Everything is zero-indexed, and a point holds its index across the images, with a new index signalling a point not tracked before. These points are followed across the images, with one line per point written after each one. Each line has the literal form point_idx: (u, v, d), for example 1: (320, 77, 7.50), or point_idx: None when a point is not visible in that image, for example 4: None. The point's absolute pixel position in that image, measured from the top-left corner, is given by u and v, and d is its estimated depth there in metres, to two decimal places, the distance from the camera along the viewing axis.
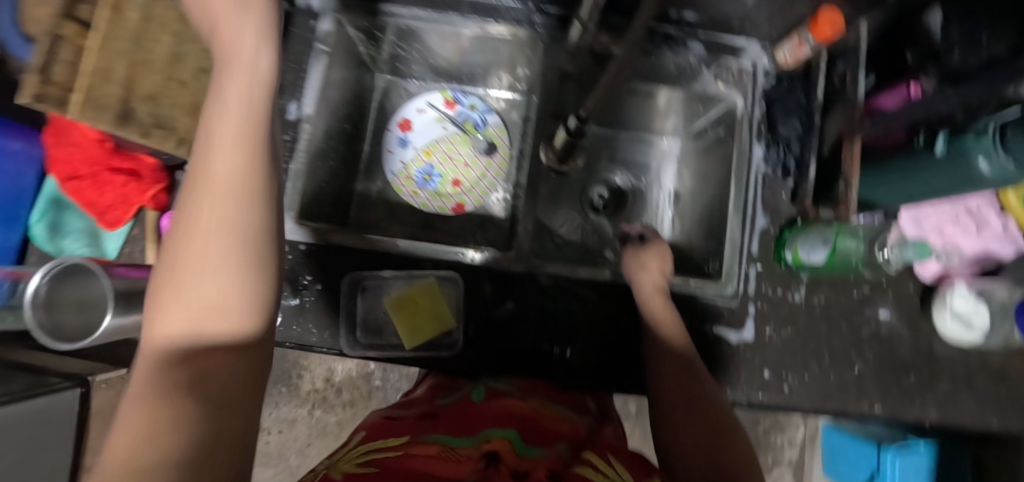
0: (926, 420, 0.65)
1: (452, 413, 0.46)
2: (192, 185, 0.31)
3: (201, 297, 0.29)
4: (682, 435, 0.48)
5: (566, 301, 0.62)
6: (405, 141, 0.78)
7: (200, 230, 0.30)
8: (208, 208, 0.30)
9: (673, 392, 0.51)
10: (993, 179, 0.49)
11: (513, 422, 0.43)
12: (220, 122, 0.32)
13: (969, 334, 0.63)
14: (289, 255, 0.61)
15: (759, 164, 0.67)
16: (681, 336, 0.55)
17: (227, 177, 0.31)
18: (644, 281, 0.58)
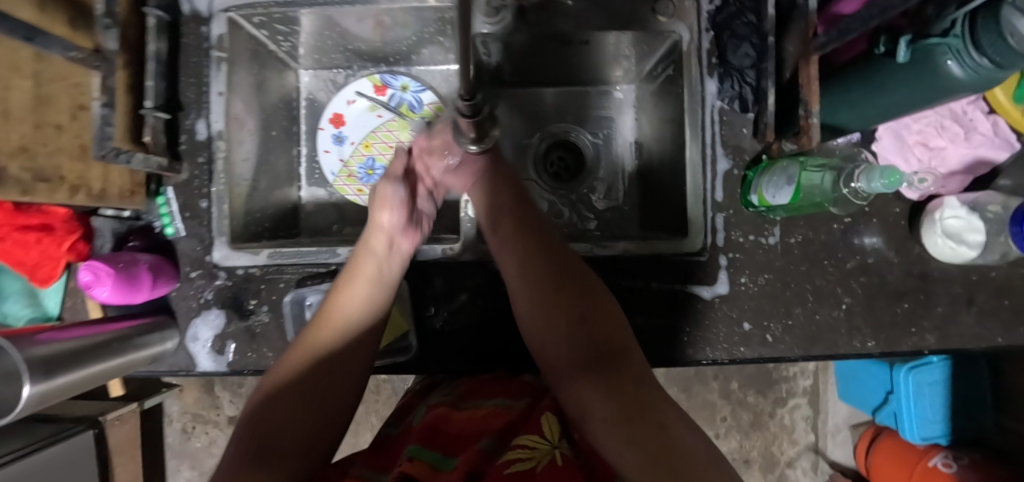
0: (922, 346, 0.62)
1: (394, 448, 0.47)
2: (333, 314, 0.49)
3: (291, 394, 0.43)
4: (557, 341, 0.47)
5: None
6: (340, 138, 0.74)
7: (322, 347, 0.47)
8: (338, 331, 0.48)
9: (540, 303, 0.49)
10: (975, 84, 0.40)
11: (450, 440, 0.44)
12: (357, 277, 0.52)
13: (963, 251, 0.57)
14: (229, 283, 0.58)
15: (714, 100, 0.61)
16: (534, 237, 0.52)
17: (355, 321, 0.49)
18: (490, 213, 0.56)
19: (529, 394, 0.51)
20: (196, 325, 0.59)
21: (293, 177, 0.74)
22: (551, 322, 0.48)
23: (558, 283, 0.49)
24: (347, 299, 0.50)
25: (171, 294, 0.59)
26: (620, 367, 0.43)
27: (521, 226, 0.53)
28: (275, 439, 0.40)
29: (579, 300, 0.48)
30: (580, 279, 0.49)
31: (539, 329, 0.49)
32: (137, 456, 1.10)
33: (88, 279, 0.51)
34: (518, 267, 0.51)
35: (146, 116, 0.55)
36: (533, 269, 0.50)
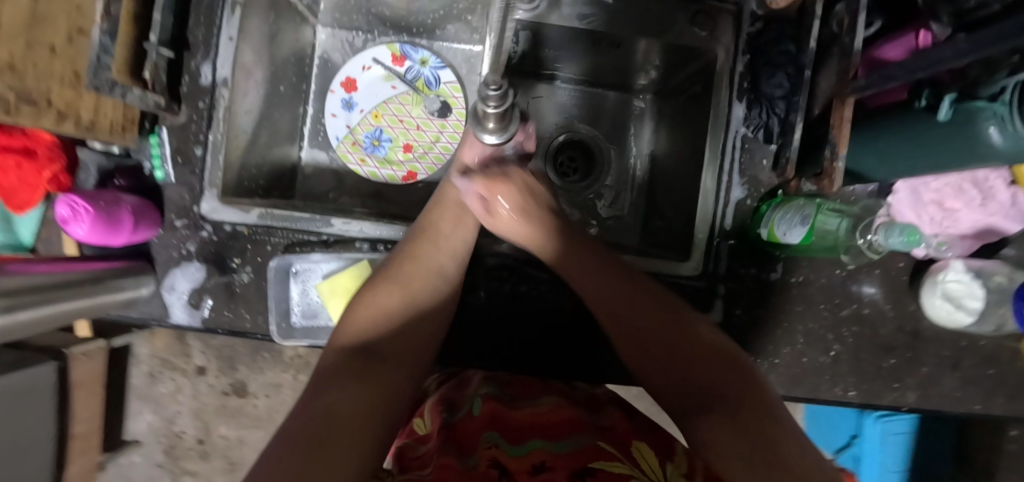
0: (899, 401, 0.62)
1: (461, 433, 0.48)
2: (424, 239, 0.52)
3: (392, 315, 0.47)
4: (666, 386, 0.45)
5: (513, 281, 0.58)
6: (350, 103, 0.71)
7: (410, 274, 0.50)
8: (428, 258, 0.51)
9: (636, 337, 0.48)
10: (1011, 155, 0.39)
11: (529, 430, 0.47)
12: (450, 208, 0.55)
13: (957, 316, 0.58)
14: (214, 237, 0.56)
15: (737, 126, 0.59)
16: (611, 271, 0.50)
17: (443, 251, 0.52)
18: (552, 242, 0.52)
19: (589, 412, 0.51)
20: (174, 276, 0.57)
21: (296, 136, 0.71)
22: (655, 364, 0.47)
23: (647, 327, 0.47)
24: (438, 230, 0.53)
25: (152, 240, 0.56)
26: (732, 405, 0.39)
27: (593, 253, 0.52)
28: (379, 359, 0.44)
29: (672, 342, 0.46)
30: (672, 321, 0.47)
31: (638, 360, 0.48)
32: (99, 394, 1.08)
33: (66, 214, 0.48)
34: (599, 289, 0.50)
35: (148, 51, 0.52)
36: (623, 305, 0.49)
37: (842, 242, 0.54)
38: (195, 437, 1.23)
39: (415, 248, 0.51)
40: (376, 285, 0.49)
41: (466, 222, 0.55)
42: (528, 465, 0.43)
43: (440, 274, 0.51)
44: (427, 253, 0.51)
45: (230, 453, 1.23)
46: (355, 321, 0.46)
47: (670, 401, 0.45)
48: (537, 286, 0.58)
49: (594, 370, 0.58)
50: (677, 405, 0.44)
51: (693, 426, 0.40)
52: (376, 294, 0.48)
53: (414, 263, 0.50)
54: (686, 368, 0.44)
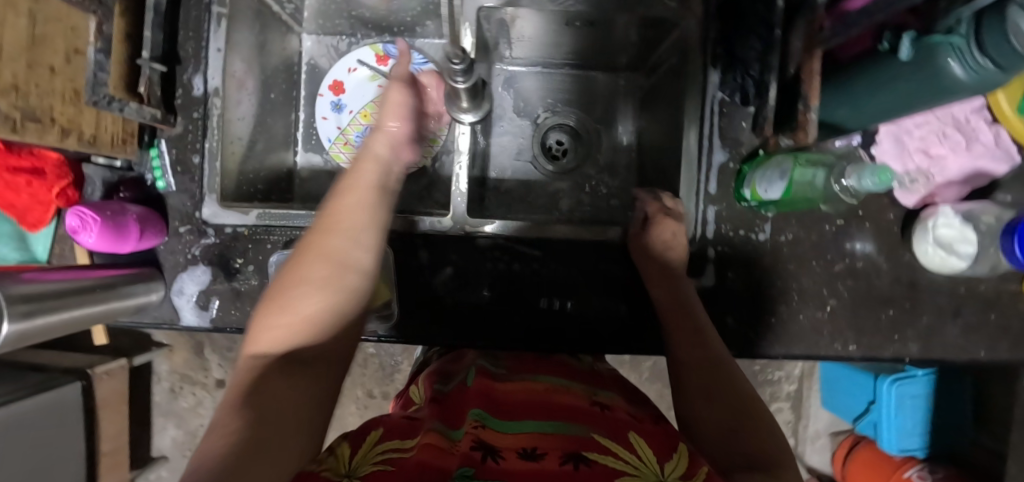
0: (901, 352, 0.63)
1: (453, 403, 0.48)
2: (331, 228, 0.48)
3: (305, 322, 0.44)
4: (709, 436, 0.45)
5: (505, 259, 0.59)
6: (339, 105, 0.74)
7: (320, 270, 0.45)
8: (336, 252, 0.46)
9: (701, 383, 0.49)
10: (974, 87, 0.40)
11: (518, 410, 0.44)
12: (356, 194, 0.50)
13: (949, 260, 0.58)
14: (216, 240, 0.59)
15: (714, 92, 0.60)
16: (688, 320, 0.53)
17: (351, 240, 0.47)
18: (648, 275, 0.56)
19: (590, 389, 0.51)
20: (182, 280, 0.59)
21: (290, 142, 0.74)
22: (707, 403, 0.47)
23: (712, 384, 0.49)
24: (345, 220, 0.48)
25: (158, 247, 0.59)
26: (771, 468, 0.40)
27: (677, 300, 0.54)
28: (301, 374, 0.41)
29: (721, 402, 0.47)
30: (733, 390, 0.48)
31: (693, 398, 0.49)
32: (124, 412, 1.11)
33: (75, 224, 0.51)
34: (679, 334, 0.52)
35: (142, 66, 0.54)
36: (690, 351, 0.51)
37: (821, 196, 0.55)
38: None
39: (319, 242, 0.47)
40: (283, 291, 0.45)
41: (379, 206, 0.50)
42: (518, 445, 0.38)
43: (354, 270, 0.47)
44: (337, 247, 0.47)
45: None
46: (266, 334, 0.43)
47: (707, 445, 0.45)
48: (529, 263, 0.59)
49: (592, 340, 0.59)
50: (712, 450, 0.44)
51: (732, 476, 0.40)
52: (284, 299, 0.44)
53: (321, 262, 0.45)
54: (731, 426, 0.44)
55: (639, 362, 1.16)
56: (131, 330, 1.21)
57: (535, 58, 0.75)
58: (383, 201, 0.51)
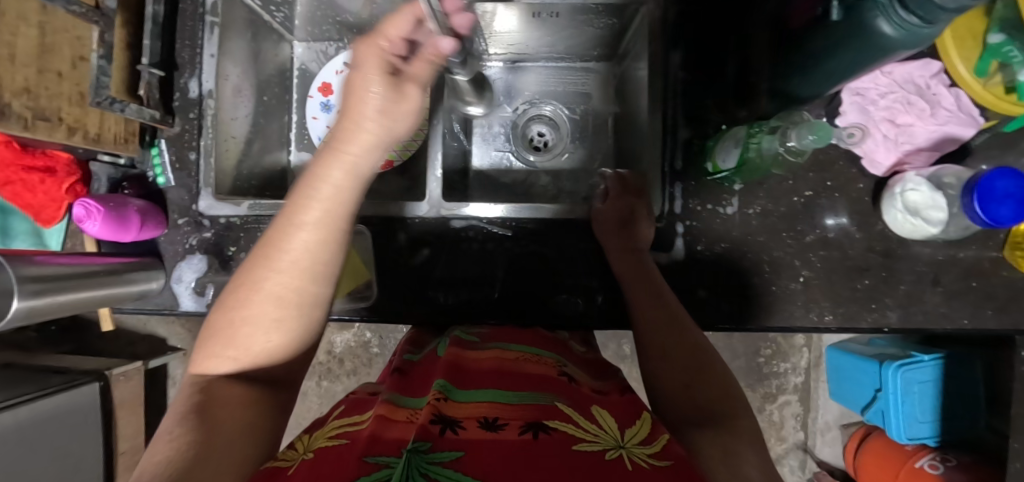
0: (880, 321, 0.63)
1: (420, 375, 0.48)
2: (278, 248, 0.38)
3: (250, 346, 0.40)
4: (669, 397, 0.47)
5: (480, 240, 0.62)
6: (328, 106, 0.77)
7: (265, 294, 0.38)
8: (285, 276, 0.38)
9: (660, 341, 0.51)
10: (903, 41, 0.41)
11: (480, 378, 0.43)
12: (311, 210, 0.37)
13: (919, 225, 0.58)
14: (211, 230, 0.63)
15: (676, 71, 0.62)
16: (647, 286, 0.55)
17: (302, 261, 0.38)
18: (611, 248, 0.58)
19: (560, 358, 0.51)
20: (180, 268, 0.63)
21: (284, 142, 0.78)
22: (666, 362, 0.49)
23: (667, 347, 0.50)
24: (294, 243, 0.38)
25: (159, 238, 0.64)
26: (728, 425, 0.42)
27: (633, 269, 0.56)
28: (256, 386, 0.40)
29: (680, 368, 0.49)
30: (693, 354, 0.49)
31: (652, 356, 0.51)
32: (140, 413, 1.16)
33: (81, 214, 0.56)
34: (643, 311, 0.53)
35: (142, 72, 0.61)
36: (657, 318, 0.52)
37: (769, 159, 0.55)
38: None
39: (264, 258, 0.38)
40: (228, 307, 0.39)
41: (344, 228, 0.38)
42: (475, 414, 0.36)
43: (305, 294, 0.39)
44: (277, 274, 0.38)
45: None
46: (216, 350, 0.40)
47: (672, 408, 0.47)
48: (502, 242, 0.62)
49: (565, 315, 0.61)
50: (674, 413, 0.46)
51: (690, 435, 0.42)
52: (231, 320, 0.39)
53: (264, 284, 0.38)
54: (687, 383, 0.47)
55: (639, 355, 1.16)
56: (147, 336, 1.27)
57: (514, 52, 0.78)
58: (348, 217, 0.39)
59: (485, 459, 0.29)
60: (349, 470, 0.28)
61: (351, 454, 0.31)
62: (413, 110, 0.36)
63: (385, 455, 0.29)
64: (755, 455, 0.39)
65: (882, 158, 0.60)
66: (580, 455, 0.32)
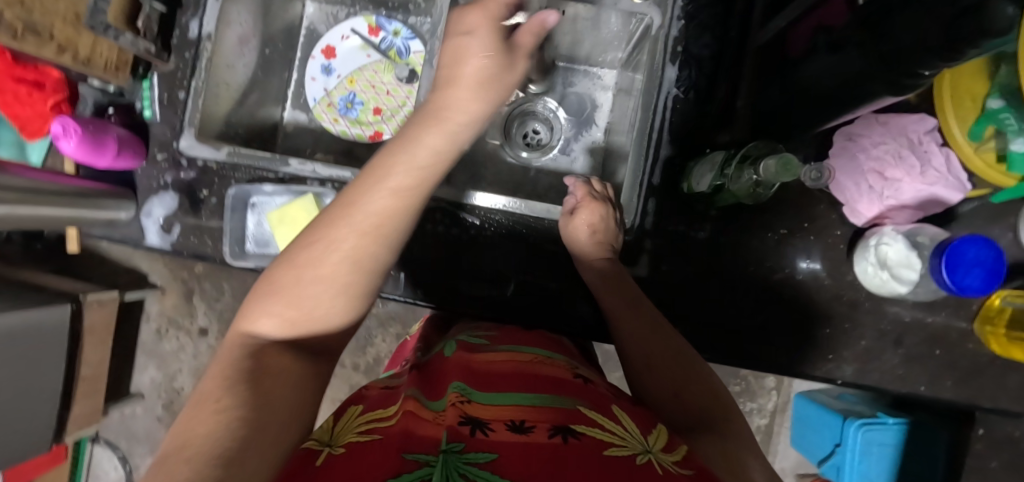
0: (834, 372, 0.62)
1: (433, 376, 0.48)
2: (358, 206, 0.38)
3: (310, 308, 0.38)
4: (662, 404, 0.48)
5: (448, 224, 0.63)
6: (328, 69, 0.78)
7: (337, 251, 0.37)
8: (363, 232, 0.37)
9: (646, 352, 0.51)
10: (884, 85, 0.40)
11: (495, 379, 0.44)
12: (405, 171, 0.38)
13: (892, 284, 0.57)
14: (188, 170, 0.64)
15: (670, 87, 0.61)
16: (640, 305, 0.54)
17: (381, 226, 0.38)
18: (586, 255, 0.58)
19: (574, 365, 0.51)
20: (152, 203, 0.64)
21: (281, 98, 0.79)
22: (668, 377, 0.49)
23: (656, 359, 0.50)
24: (378, 200, 0.38)
25: (136, 170, 0.64)
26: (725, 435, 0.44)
27: (623, 289, 0.55)
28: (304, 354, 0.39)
29: (672, 379, 0.49)
30: (692, 363, 0.50)
31: (636, 367, 0.51)
32: (107, 343, 1.18)
33: (58, 132, 0.56)
34: (624, 323, 0.53)
35: (143, 4, 0.61)
36: (643, 330, 0.52)
37: (742, 192, 0.53)
38: None
39: (336, 217, 0.38)
40: (295, 265, 0.38)
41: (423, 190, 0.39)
42: (504, 418, 0.36)
43: (372, 258, 0.38)
44: (350, 233, 0.37)
45: None
46: (265, 315, 0.38)
47: (665, 413, 0.47)
48: (468, 228, 0.63)
49: (519, 310, 0.62)
50: (675, 417, 0.47)
51: (692, 437, 0.43)
52: (293, 279, 0.38)
53: (334, 245, 0.37)
54: (679, 388, 0.48)
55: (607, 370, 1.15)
56: (129, 269, 1.30)
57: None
58: (431, 181, 0.40)
59: (518, 461, 0.30)
60: (389, 469, 0.28)
61: (381, 450, 0.31)
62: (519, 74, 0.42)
63: (421, 454, 0.30)
64: (756, 463, 0.41)
65: (863, 208, 0.59)
66: (609, 460, 0.32)
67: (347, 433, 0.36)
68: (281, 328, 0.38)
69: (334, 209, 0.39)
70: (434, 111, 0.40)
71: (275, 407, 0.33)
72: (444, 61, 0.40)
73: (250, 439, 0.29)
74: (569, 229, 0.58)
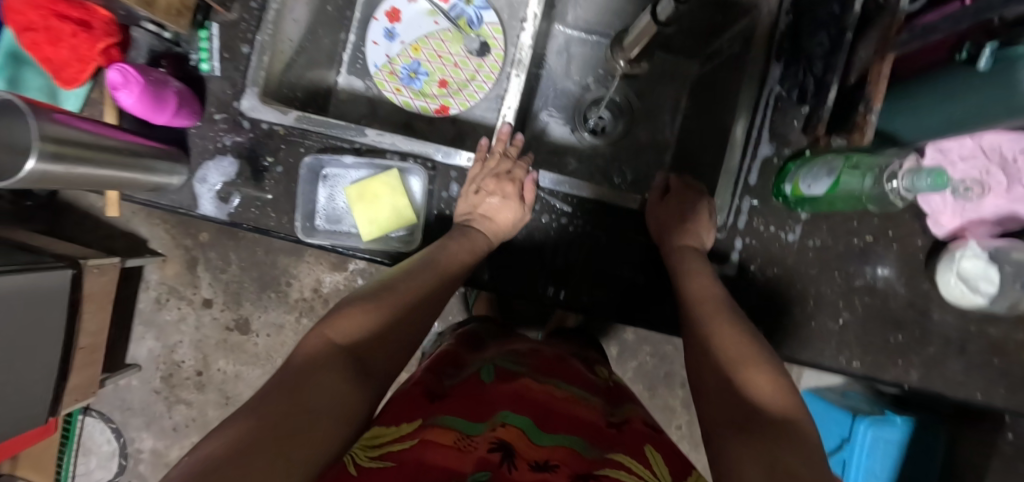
0: (903, 379, 0.63)
1: (465, 395, 0.45)
2: (429, 262, 0.51)
3: (392, 328, 0.44)
4: (710, 396, 0.43)
5: (541, 211, 0.60)
6: (392, 34, 0.71)
7: (420, 290, 0.48)
8: (438, 280, 0.50)
9: (703, 338, 0.47)
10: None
11: (527, 407, 0.43)
12: (460, 247, 0.54)
13: (970, 296, 0.58)
14: (251, 134, 0.57)
15: (773, 84, 0.60)
16: (711, 295, 0.51)
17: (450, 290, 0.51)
18: (676, 247, 0.57)
19: (608, 406, 0.50)
20: (207, 168, 0.58)
21: (335, 61, 0.73)
22: (723, 391, 0.42)
23: (715, 347, 0.46)
24: (445, 262, 0.52)
25: (189, 129, 0.58)
26: (777, 440, 0.35)
27: (699, 281, 0.53)
28: (367, 361, 0.40)
29: (723, 367, 0.44)
30: (749, 351, 0.44)
31: (695, 355, 0.47)
32: (107, 311, 1.09)
33: (116, 80, 0.50)
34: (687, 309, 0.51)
35: None
36: (706, 311, 0.50)
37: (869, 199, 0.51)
38: (194, 368, 1.26)
39: (412, 272, 0.50)
40: (369, 297, 0.46)
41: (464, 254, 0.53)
42: (540, 455, 0.37)
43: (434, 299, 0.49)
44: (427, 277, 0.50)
45: (225, 388, 1.26)
46: (336, 323, 0.42)
47: (712, 409, 0.41)
48: (558, 217, 0.60)
49: (600, 303, 0.60)
50: (712, 416, 0.41)
51: (723, 443, 0.37)
52: (379, 303, 0.45)
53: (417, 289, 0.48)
54: (731, 380, 0.42)
55: (624, 361, 1.09)
56: (127, 234, 1.20)
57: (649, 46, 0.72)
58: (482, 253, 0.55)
59: None
60: None
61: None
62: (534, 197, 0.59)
63: None
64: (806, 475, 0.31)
65: (945, 220, 0.60)
66: None
67: (365, 455, 0.36)
68: (353, 333, 0.41)
69: (414, 266, 0.51)
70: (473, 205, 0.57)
71: (339, 406, 0.35)
72: (472, 183, 0.57)
73: (298, 440, 0.30)
74: (658, 211, 0.59)
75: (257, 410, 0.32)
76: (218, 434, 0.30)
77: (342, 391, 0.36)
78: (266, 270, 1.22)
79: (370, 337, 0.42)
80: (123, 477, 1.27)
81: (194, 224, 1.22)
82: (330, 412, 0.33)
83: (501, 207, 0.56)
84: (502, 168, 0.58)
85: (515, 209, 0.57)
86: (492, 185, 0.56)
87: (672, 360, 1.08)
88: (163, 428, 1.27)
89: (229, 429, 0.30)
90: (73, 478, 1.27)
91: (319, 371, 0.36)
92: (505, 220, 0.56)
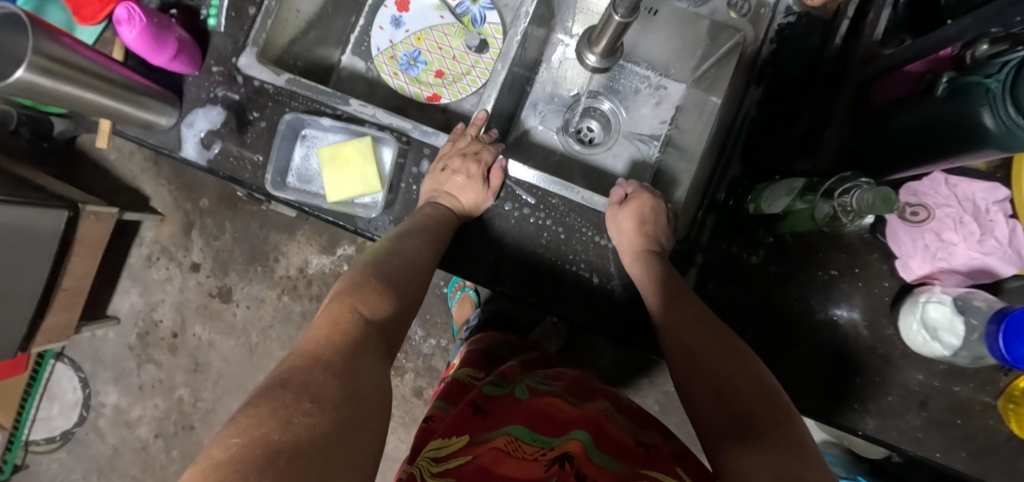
0: (859, 425, 0.60)
1: (501, 409, 0.45)
2: (421, 243, 0.52)
3: (400, 305, 0.45)
4: (704, 412, 0.41)
5: (514, 204, 0.60)
6: (398, 22, 0.75)
7: (421, 273, 0.50)
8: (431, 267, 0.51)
9: (686, 350, 0.46)
10: (995, 142, 0.38)
11: (582, 423, 0.42)
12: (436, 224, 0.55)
13: (935, 345, 0.56)
14: (242, 89, 0.60)
15: (750, 106, 0.64)
16: (686, 308, 0.51)
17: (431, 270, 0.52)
18: (638, 260, 0.56)
19: (632, 426, 0.47)
20: (196, 114, 0.61)
21: (342, 41, 0.76)
22: (717, 399, 0.41)
23: (716, 358, 0.44)
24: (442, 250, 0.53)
25: (187, 77, 0.61)
26: (793, 454, 0.34)
27: (686, 299, 0.52)
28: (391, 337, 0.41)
29: (721, 376, 0.43)
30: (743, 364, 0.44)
31: (679, 368, 0.46)
32: (97, 258, 1.12)
33: (122, 16, 0.53)
34: (666, 320, 0.50)
35: None
36: (682, 322, 0.49)
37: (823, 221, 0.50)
38: (170, 329, 1.27)
39: (422, 257, 0.51)
40: (386, 277, 0.46)
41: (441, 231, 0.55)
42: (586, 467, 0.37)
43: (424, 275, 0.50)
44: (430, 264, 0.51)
45: (196, 354, 1.26)
46: (363, 304, 0.41)
47: (707, 424, 0.40)
48: (523, 208, 0.60)
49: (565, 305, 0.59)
50: (708, 430, 0.40)
51: (728, 456, 0.36)
52: (394, 283, 0.46)
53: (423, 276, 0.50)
54: (722, 388, 0.41)
55: None
56: (132, 189, 1.24)
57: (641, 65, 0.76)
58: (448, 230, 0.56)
59: None
60: None
61: None
62: (500, 183, 0.60)
63: None
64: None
65: (915, 265, 0.58)
66: None
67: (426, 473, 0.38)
68: (381, 312, 0.42)
69: (428, 254, 0.51)
70: (438, 184, 0.59)
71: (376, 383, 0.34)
72: (440, 159, 0.59)
73: (355, 424, 0.30)
74: (625, 214, 0.58)
75: (300, 385, 0.31)
76: (255, 412, 0.28)
77: (367, 359, 0.36)
78: (257, 244, 1.24)
79: (392, 316, 0.43)
80: (81, 428, 1.27)
81: (197, 190, 1.26)
82: (376, 395, 0.33)
83: (465, 187, 0.58)
84: (472, 147, 0.60)
85: (479, 192, 0.59)
86: (457, 163, 0.58)
87: (644, 392, 1.05)
88: (129, 384, 1.27)
89: (271, 407, 0.28)
90: (32, 421, 1.27)
91: (352, 349, 0.36)
92: (471, 199, 0.58)
